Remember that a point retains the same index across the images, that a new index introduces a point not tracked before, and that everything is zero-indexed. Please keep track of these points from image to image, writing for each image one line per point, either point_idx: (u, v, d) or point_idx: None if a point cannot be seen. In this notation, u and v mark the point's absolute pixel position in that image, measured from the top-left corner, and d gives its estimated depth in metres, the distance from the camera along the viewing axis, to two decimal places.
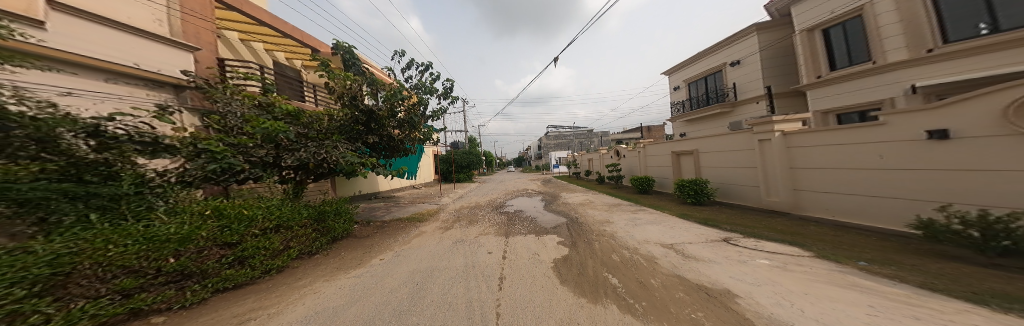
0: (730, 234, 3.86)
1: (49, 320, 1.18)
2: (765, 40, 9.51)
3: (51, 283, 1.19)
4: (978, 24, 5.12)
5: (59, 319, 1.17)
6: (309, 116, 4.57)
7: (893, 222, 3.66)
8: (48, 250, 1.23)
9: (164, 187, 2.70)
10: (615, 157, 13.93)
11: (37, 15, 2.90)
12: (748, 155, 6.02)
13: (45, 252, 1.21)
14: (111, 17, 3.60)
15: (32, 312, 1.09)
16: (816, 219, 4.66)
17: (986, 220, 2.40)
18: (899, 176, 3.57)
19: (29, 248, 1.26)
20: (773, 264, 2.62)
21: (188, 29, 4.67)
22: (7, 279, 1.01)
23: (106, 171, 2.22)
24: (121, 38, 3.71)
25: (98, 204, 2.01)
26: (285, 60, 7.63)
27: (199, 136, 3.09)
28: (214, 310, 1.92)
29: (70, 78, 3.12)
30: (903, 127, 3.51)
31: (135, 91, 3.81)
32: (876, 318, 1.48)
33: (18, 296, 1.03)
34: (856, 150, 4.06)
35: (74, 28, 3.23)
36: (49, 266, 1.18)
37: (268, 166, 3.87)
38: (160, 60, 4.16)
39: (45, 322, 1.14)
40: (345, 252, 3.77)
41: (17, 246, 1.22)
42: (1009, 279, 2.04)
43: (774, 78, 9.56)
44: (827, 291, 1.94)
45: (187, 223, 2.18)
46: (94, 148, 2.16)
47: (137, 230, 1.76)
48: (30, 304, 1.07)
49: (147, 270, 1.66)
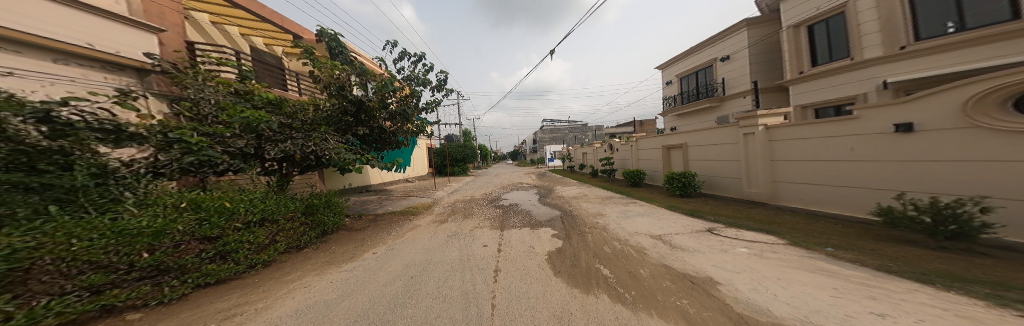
0: (713, 225, 4.05)
1: (8, 319, 1.14)
2: (753, 36, 9.75)
3: (7, 280, 1.14)
4: (947, 23, 5.44)
5: (20, 318, 1.14)
6: (291, 106, 4.34)
7: (858, 210, 3.95)
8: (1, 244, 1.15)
9: (132, 177, 2.55)
10: (608, 151, 14.19)
11: None
12: (733, 148, 6.24)
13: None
14: None
15: None
16: (791, 209, 4.94)
17: (937, 206, 2.61)
18: (864, 166, 3.84)
19: None
20: (751, 252, 2.79)
21: (149, 9, 4.31)
22: None
23: (60, 160, 2.05)
24: (72, 15, 3.34)
25: (55, 196, 1.89)
26: (264, 46, 7.16)
27: (168, 125, 2.91)
28: (195, 305, 1.88)
29: (11, 57, 2.78)
30: (874, 120, 3.71)
31: (89, 73, 3.48)
32: (839, 299, 1.61)
33: None
34: (831, 142, 4.27)
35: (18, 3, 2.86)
36: (4, 262, 1.12)
37: (249, 157, 3.72)
38: (119, 41, 3.82)
39: (4, 320, 1.12)
40: (336, 246, 3.70)
41: None
42: (953, 261, 2.25)
43: (760, 73, 9.83)
44: (797, 276, 2.09)
45: (161, 215, 2.07)
46: (47, 134, 1.99)
47: (104, 223, 1.66)
48: None
49: (118, 265, 1.59)
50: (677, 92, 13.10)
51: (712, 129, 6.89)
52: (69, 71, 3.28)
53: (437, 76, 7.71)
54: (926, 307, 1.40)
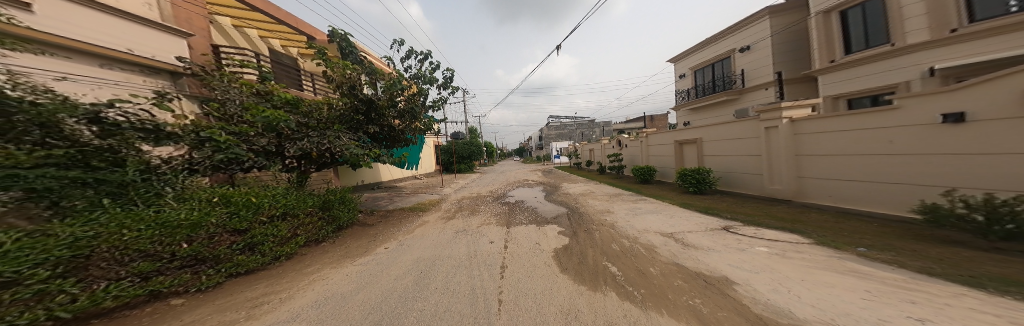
0: (730, 223, 3.85)
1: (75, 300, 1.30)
2: (777, 24, 9.10)
3: (72, 265, 1.29)
4: (1009, 2, 4.82)
5: (85, 300, 1.30)
6: (307, 105, 4.54)
7: (896, 207, 3.63)
8: (65, 235, 1.32)
9: (171, 173, 2.74)
10: (615, 148, 13.81)
11: None
12: (754, 143, 5.87)
13: (65, 236, 1.31)
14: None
15: (58, 291, 1.20)
16: (819, 207, 4.60)
17: (991, 204, 2.34)
18: (907, 161, 3.50)
19: (48, 231, 1.34)
20: (772, 252, 2.62)
21: (179, 14, 4.64)
22: (29, 261, 1.09)
23: (111, 157, 2.28)
24: (112, 23, 3.66)
25: (108, 191, 2.07)
26: (281, 47, 7.53)
27: (201, 124, 3.15)
28: (229, 293, 2.02)
29: (62, 63, 3.09)
30: (917, 110, 3.36)
31: (131, 77, 3.82)
32: (872, 303, 1.48)
33: (42, 277, 1.13)
34: (866, 135, 3.93)
35: (59, 11, 3.12)
36: (69, 249, 1.27)
37: (271, 155, 3.94)
38: (153, 47, 4.15)
39: (72, 301, 1.27)
40: (351, 241, 3.87)
41: (37, 229, 1.30)
42: (1010, 263, 2.01)
43: (785, 63, 9.19)
44: (825, 278, 1.94)
45: (196, 209, 2.25)
46: (97, 134, 2.23)
47: (149, 215, 1.84)
48: (55, 285, 1.18)
49: (162, 254, 1.76)
50: (691, 85, 12.50)
51: (731, 123, 6.51)
52: (114, 75, 3.62)
53: (442, 74, 7.72)
54: (975, 312, 1.26)
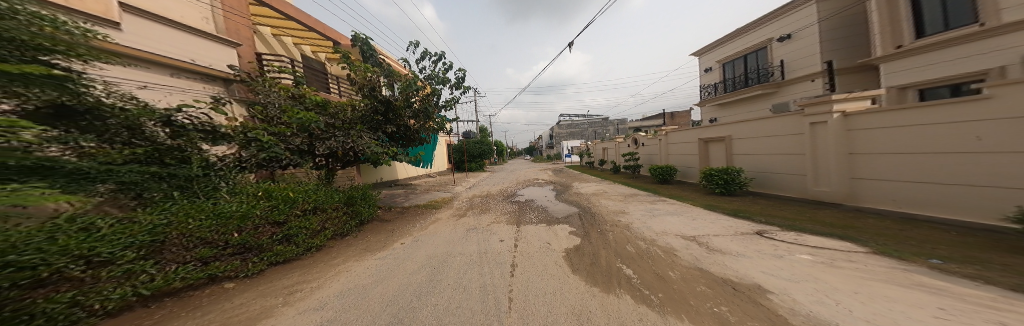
0: (764, 227, 3.44)
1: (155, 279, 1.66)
2: (825, 7, 8.08)
3: (151, 249, 1.66)
4: None
5: (159, 280, 1.65)
6: (334, 107, 4.93)
7: (987, 215, 3.02)
8: (146, 223, 1.68)
9: (224, 170, 3.15)
10: (630, 146, 13.12)
11: (112, 16, 3.45)
12: (795, 141, 5.23)
13: (146, 223, 1.68)
14: (167, 16, 4.15)
15: (142, 271, 1.57)
16: (879, 213, 3.96)
17: None
18: (1002, 161, 2.88)
19: (135, 219, 1.70)
20: (816, 260, 2.29)
21: (230, 27, 5.32)
22: (120, 245, 1.47)
23: (180, 155, 2.68)
24: (178, 36, 4.32)
25: (178, 184, 2.41)
26: (311, 53, 8.36)
27: (248, 125, 3.57)
28: (269, 280, 2.25)
29: (143, 73, 3.71)
30: (1013, 100, 2.76)
31: (194, 84, 4.47)
32: (948, 322, 1.23)
33: (129, 258, 1.50)
34: (942, 130, 3.31)
35: (138, 26, 3.76)
36: (150, 233, 1.66)
37: (304, 153, 4.33)
38: (211, 57, 4.82)
39: (151, 280, 1.62)
40: (371, 235, 4.11)
41: (127, 216, 1.66)
42: None
43: (835, 52, 8.13)
44: (883, 291, 1.65)
45: (245, 201, 2.54)
46: (170, 135, 2.63)
47: (210, 207, 2.16)
48: (139, 265, 1.55)
49: (218, 242, 2.08)
50: (719, 79, 11.52)
51: (766, 119, 5.88)
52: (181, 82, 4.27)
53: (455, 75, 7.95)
54: None
